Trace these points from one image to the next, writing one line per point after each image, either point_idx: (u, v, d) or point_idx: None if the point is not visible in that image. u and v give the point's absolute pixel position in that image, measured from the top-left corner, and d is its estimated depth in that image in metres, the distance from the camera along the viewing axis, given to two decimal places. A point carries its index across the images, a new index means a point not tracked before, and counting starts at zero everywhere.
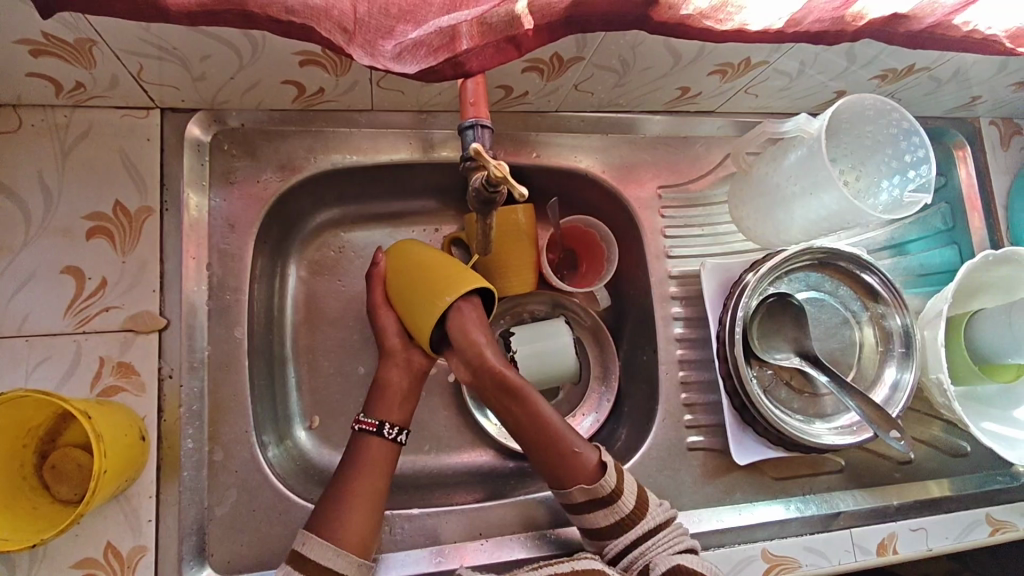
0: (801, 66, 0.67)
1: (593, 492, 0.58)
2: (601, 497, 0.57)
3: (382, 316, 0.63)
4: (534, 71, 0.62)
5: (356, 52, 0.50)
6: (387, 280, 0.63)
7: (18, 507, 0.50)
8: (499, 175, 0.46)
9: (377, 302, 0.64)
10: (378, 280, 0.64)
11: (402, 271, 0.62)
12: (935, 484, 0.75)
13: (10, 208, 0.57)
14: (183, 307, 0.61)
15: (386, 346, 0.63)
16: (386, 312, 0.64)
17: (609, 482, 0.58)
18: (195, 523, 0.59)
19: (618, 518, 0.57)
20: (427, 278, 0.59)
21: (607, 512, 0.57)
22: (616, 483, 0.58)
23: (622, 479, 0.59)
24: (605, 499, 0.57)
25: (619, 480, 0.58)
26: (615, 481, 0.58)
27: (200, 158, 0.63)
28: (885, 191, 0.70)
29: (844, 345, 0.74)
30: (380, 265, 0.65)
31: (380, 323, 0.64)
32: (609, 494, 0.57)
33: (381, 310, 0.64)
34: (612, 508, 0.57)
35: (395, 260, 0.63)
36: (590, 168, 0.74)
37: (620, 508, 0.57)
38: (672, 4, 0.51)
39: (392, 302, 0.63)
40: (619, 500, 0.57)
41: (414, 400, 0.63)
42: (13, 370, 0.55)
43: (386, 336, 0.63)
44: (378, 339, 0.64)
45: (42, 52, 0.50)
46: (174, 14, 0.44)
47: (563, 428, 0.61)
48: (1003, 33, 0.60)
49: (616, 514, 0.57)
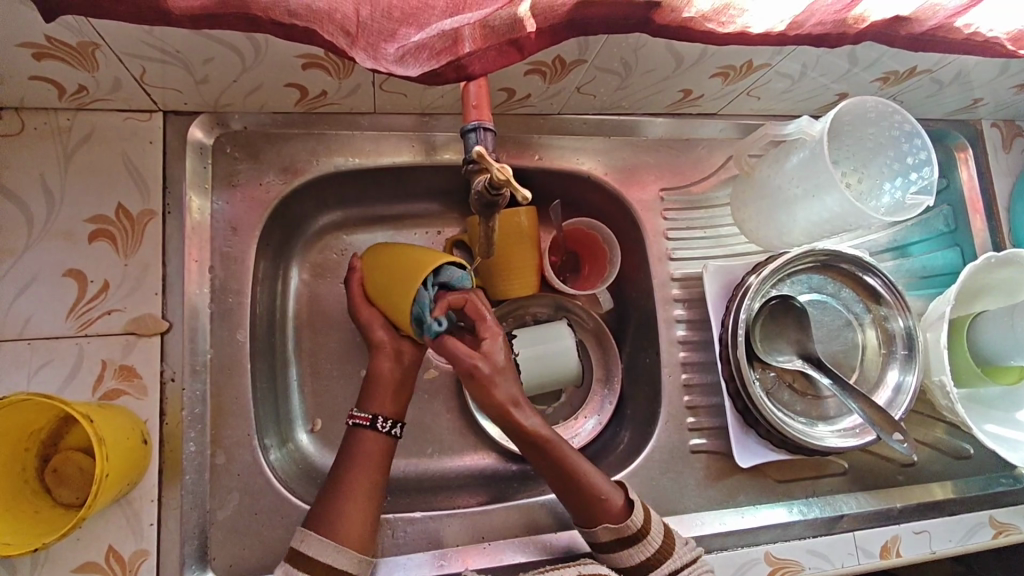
0: (802, 68, 0.67)
1: (620, 531, 0.57)
2: (627, 536, 0.57)
3: (365, 313, 0.63)
4: (536, 73, 0.62)
5: (358, 55, 0.50)
6: (368, 281, 0.63)
7: (19, 512, 0.50)
8: (502, 178, 0.47)
9: (359, 304, 0.64)
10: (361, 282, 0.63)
11: (386, 273, 0.60)
12: (939, 486, 0.75)
13: (12, 211, 0.57)
14: (185, 310, 0.61)
15: (375, 340, 0.63)
16: (369, 310, 0.63)
17: (636, 521, 0.57)
18: (197, 526, 0.59)
19: (645, 558, 0.57)
20: (402, 268, 0.58)
21: (635, 551, 0.57)
22: (644, 522, 0.58)
23: (649, 518, 0.58)
24: (630, 539, 0.57)
25: (646, 520, 0.58)
26: (642, 520, 0.57)
27: (202, 161, 0.63)
28: (887, 193, 0.70)
29: (846, 348, 0.74)
30: (358, 269, 0.64)
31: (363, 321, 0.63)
32: (637, 532, 0.57)
33: (362, 307, 0.64)
34: (640, 547, 0.57)
35: (373, 261, 0.62)
36: (591, 171, 0.74)
37: (648, 547, 0.57)
38: (675, 7, 0.51)
39: (373, 298, 0.63)
40: (646, 538, 0.57)
41: (408, 391, 0.63)
42: (14, 373, 0.55)
43: (373, 330, 0.63)
44: (365, 337, 0.64)
45: (44, 55, 0.50)
46: (177, 17, 0.44)
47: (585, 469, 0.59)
48: (1005, 36, 0.60)
49: (642, 554, 0.57)
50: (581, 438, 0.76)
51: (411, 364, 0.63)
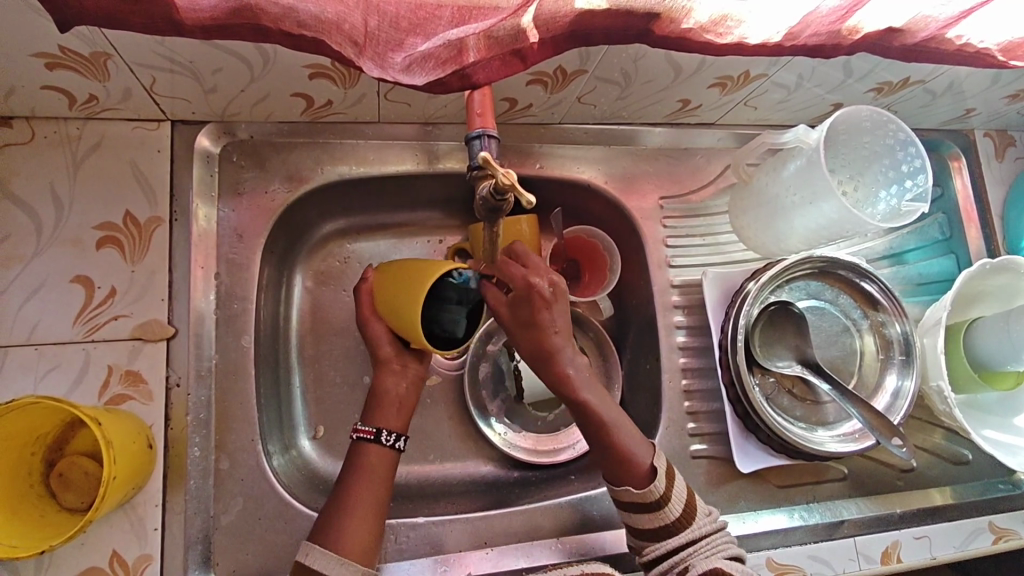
0: (798, 80, 0.68)
1: (643, 497, 0.57)
2: (649, 502, 0.57)
3: (372, 327, 0.61)
4: (538, 83, 0.63)
5: (365, 64, 0.51)
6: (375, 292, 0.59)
7: (26, 515, 0.50)
8: (507, 182, 0.47)
9: (367, 315, 0.60)
10: (366, 291, 0.60)
11: (389, 291, 0.56)
12: (937, 491, 0.75)
13: (21, 218, 0.58)
14: (191, 316, 0.61)
15: (380, 354, 0.62)
16: (377, 323, 0.61)
17: (658, 487, 0.57)
18: (200, 532, 0.59)
19: (665, 523, 0.57)
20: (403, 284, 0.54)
21: (654, 517, 0.57)
22: (666, 489, 0.57)
23: (672, 486, 0.58)
24: (651, 505, 0.57)
25: (668, 486, 0.57)
26: (664, 487, 0.57)
27: (209, 168, 0.64)
28: (883, 201, 0.71)
29: (845, 353, 0.75)
30: (369, 279, 0.60)
31: (370, 332, 0.61)
32: (658, 499, 0.57)
33: (369, 320, 0.61)
34: (659, 514, 0.57)
35: (385, 275, 0.58)
36: (592, 179, 0.75)
37: (666, 513, 0.57)
38: (674, 19, 0.52)
39: (380, 313, 0.59)
40: (667, 505, 0.57)
41: (413, 406, 0.63)
42: (23, 377, 0.56)
43: (379, 346, 0.61)
44: (369, 349, 0.62)
45: (58, 64, 0.51)
46: (188, 27, 0.45)
47: (621, 430, 0.59)
48: (996, 47, 0.61)
49: (662, 519, 0.57)
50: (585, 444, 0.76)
51: (415, 380, 0.63)
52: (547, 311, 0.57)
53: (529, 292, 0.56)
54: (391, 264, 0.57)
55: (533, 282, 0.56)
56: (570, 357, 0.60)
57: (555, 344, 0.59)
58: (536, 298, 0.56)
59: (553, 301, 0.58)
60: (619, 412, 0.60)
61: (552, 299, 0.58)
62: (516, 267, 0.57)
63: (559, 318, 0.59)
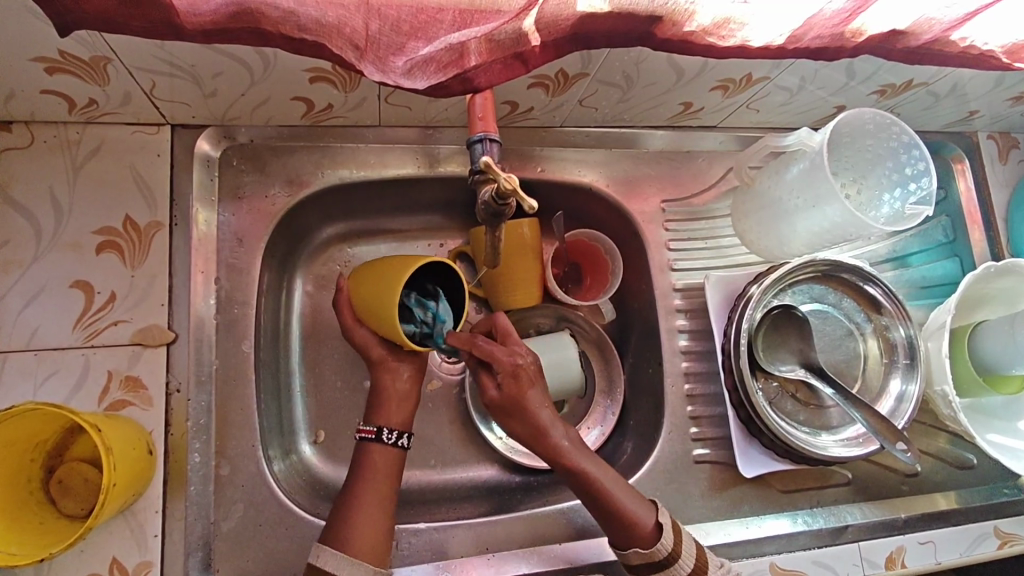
0: (801, 83, 0.68)
1: (650, 556, 0.56)
2: (657, 561, 0.56)
3: (358, 333, 0.61)
4: (540, 86, 0.63)
5: (366, 68, 0.50)
6: (353, 299, 0.60)
7: (25, 522, 0.50)
8: (509, 187, 0.46)
9: (351, 322, 0.61)
10: (344, 303, 0.61)
11: (374, 282, 0.56)
12: (942, 496, 0.74)
13: (21, 223, 0.58)
14: (191, 321, 0.61)
15: (373, 357, 0.62)
16: (362, 329, 0.61)
17: (666, 543, 0.56)
18: (201, 538, 0.58)
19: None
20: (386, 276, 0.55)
21: (665, 575, 0.57)
22: (673, 545, 0.57)
23: (680, 541, 0.57)
24: (661, 562, 0.56)
25: (676, 541, 0.57)
26: (672, 544, 0.56)
27: (209, 173, 0.64)
28: (886, 204, 0.70)
29: (848, 357, 0.74)
30: (345, 290, 0.61)
31: (358, 340, 0.61)
32: (666, 557, 0.56)
33: (354, 327, 0.61)
34: (669, 571, 0.56)
35: (361, 280, 0.59)
36: (594, 182, 0.74)
37: (677, 570, 0.56)
38: (676, 21, 0.51)
39: (362, 318, 0.60)
40: (676, 562, 0.56)
41: (414, 402, 0.62)
42: (22, 383, 0.55)
43: (369, 349, 0.61)
44: (361, 355, 0.62)
45: (57, 69, 0.51)
46: (188, 30, 0.45)
47: (620, 493, 0.58)
48: (1000, 49, 0.61)
49: None
50: None
51: (414, 378, 0.62)
52: (532, 390, 0.60)
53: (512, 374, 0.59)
54: (376, 264, 0.58)
55: (517, 363, 0.59)
56: (559, 430, 0.60)
57: (544, 420, 0.59)
58: (522, 377, 0.59)
59: (534, 380, 0.60)
60: (612, 473, 0.60)
61: (536, 376, 0.60)
62: (498, 349, 0.59)
63: (545, 396, 0.60)
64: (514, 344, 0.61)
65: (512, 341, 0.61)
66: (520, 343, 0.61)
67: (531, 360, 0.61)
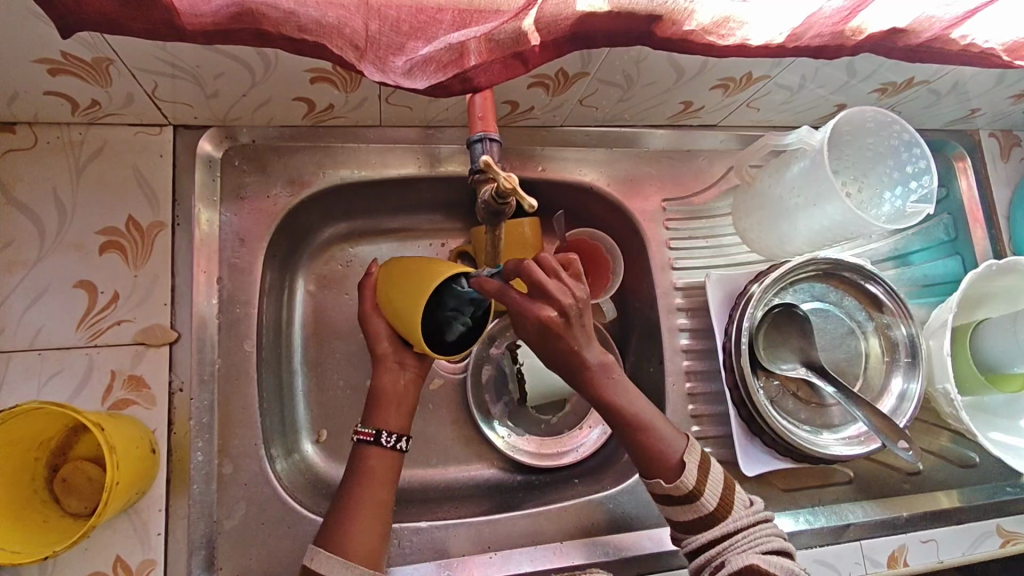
0: (802, 81, 0.68)
1: (672, 490, 0.56)
2: (681, 494, 0.56)
3: (373, 323, 0.62)
4: (540, 86, 0.63)
5: (366, 68, 0.51)
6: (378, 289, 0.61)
7: (29, 521, 0.50)
8: (508, 186, 0.46)
9: (369, 310, 0.62)
10: (368, 289, 0.62)
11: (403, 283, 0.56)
12: (945, 494, 0.74)
13: (25, 223, 0.58)
14: (194, 320, 0.61)
15: (378, 351, 0.62)
16: (378, 319, 0.62)
17: (690, 479, 0.56)
18: (204, 536, 0.59)
19: (700, 514, 0.56)
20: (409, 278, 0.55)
21: (688, 509, 0.56)
22: (697, 483, 0.56)
23: (706, 480, 0.56)
24: (684, 497, 0.56)
25: (700, 479, 0.56)
26: (695, 480, 0.56)
27: (211, 173, 0.64)
28: (887, 202, 0.70)
29: (851, 356, 0.74)
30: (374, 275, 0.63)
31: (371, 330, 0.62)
32: (690, 492, 0.56)
33: (371, 317, 0.62)
34: (693, 506, 0.56)
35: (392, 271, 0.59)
36: (594, 182, 0.75)
37: (700, 506, 0.56)
38: (675, 21, 0.51)
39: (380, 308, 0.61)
40: (700, 499, 0.56)
41: (413, 402, 0.62)
42: (27, 382, 0.56)
43: (377, 341, 0.61)
44: (369, 347, 0.63)
45: (59, 70, 0.51)
46: (190, 32, 0.45)
47: (646, 422, 0.59)
48: (1001, 46, 0.61)
49: (696, 512, 0.56)
50: (587, 447, 0.76)
51: (413, 377, 0.62)
52: (566, 336, 0.56)
53: (542, 326, 0.55)
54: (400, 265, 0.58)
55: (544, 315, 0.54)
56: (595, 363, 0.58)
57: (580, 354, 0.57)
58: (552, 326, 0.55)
59: (570, 327, 0.55)
60: (649, 405, 0.60)
61: (570, 322, 0.55)
62: (528, 302, 0.54)
63: (581, 331, 0.57)
64: (547, 289, 0.53)
65: (543, 287, 0.53)
66: (555, 288, 0.54)
67: (564, 309, 0.54)
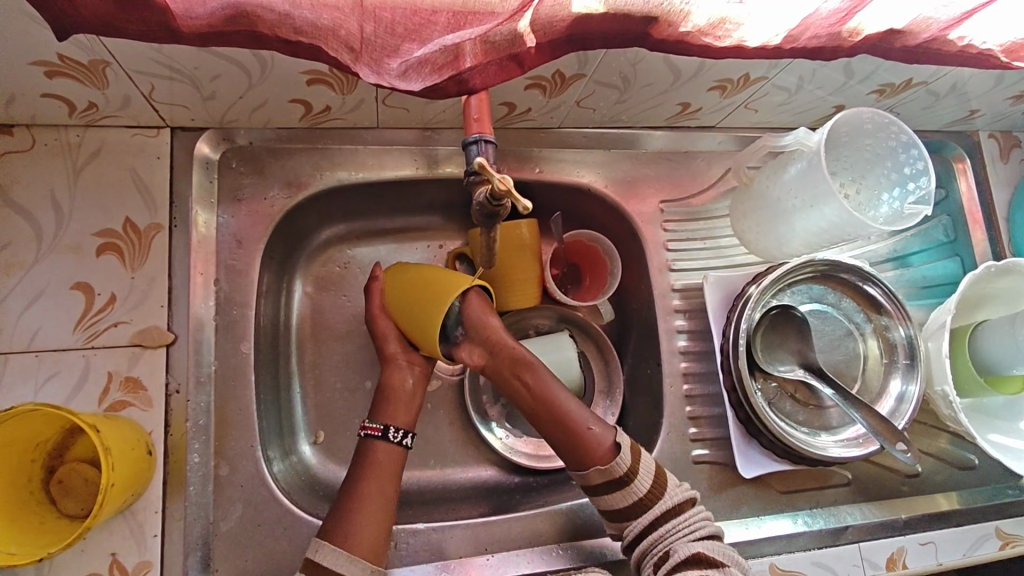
0: (799, 82, 0.68)
1: (609, 473, 0.57)
2: (617, 478, 0.57)
3: (380, 324, 0.63)
4: (537, 88, 0.63)
5: (362, 70, 0.51)
6: (384, 291, 0.63)
7: (25, 522, 0.50)
8: (502, 188, 0.47)
9: (376, 312, 0.64)
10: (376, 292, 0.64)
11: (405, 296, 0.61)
12: (944, 497, 0.74)
13: (22, 225, 0.58)
14: (191, 322, 0.61)
15: (386, 352, 0.63)
16: (385, 320, 0.63)
17: (625, 460, 0.58)
18: (200, 538, 0.59)
19: (637, 498, 0.57)
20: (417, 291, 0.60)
21: (624, 493, 0.57)
22: (632, 463, 0.58)
23: (638, 461, 0.58)
24: (619, 480, 0.57)
25: (634, 460, 0.58)
26: (629, 461, 0.57)
27: (208, 175, 0.64)
28: (885, 203, 0.70)
29: (848, 358, 0.74)
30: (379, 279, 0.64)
31: (379, 330, 0.64)
32: (625, 474, 0.57)
33: (379, 317, 0.64)
34: (628, 489, 0.57)
35: (396, 275, 0.63)
36: (592, 183, 0.75)
37: (635, 489, 0.57)
38: (671, 22, 0.51)
39: (389, 309, 0.63)
40: (634, 480, 0.57)
41: (419, 402, 0.63)
42: (23, 384, 0.56)
43: (385, 343, 0.63)
44: (377, 347, 0.64)
45: (56, 72, 0.51)
46: (185, 35, 0.45)
47: (577, 411, 0.61)
48: (999, 48, 0.61)
49: (634, 495, 0.57)
50: None
51: (422, 375, 0.64)
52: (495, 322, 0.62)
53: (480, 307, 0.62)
54: (401, 273, 0.62)
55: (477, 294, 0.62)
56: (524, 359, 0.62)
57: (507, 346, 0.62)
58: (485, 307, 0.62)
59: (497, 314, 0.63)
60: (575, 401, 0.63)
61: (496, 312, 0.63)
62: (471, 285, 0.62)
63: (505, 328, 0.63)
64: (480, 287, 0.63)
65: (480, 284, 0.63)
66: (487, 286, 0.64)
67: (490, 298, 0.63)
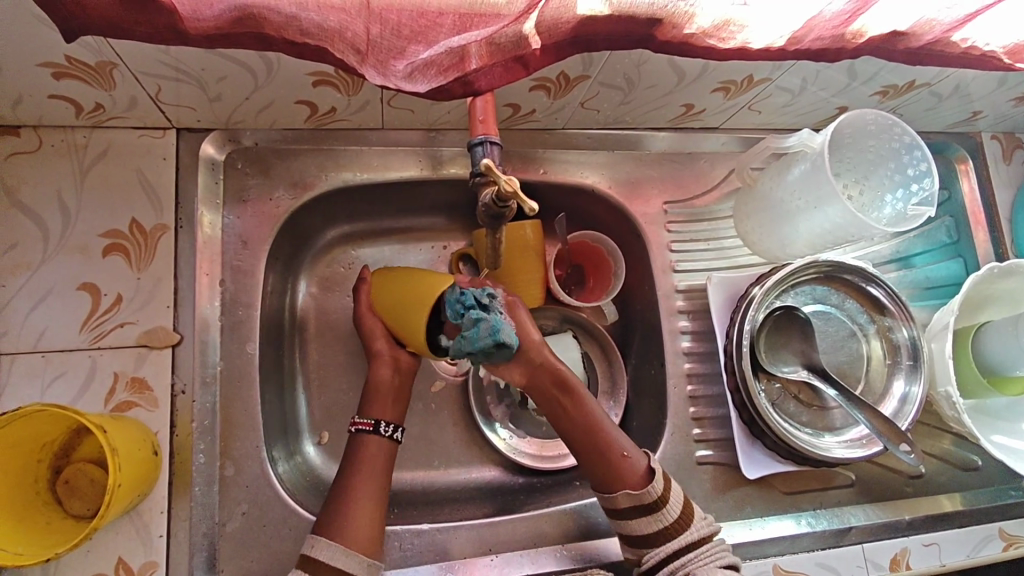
0: (803, 83, 0.68)
1: (639, 498, 0.59)
2: (646, 503, 0.58)
3: (368, 322, 0.63)
4: (541, 89, 0.63)
5: (367, 72, 0.51)
6: (371, 291, 0.63)
7: (32, 522, 0.50)
8: (508, 189, 0.47)
9: (363, 311, 0.64)
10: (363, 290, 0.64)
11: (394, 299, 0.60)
12: (947, 498, 0.74)
13: (28, 226, 0.58)
14: (197, 322, 0.61)
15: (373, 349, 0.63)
16: (373, 319, 0.63)
17: (657, 487, 0.59)
18: (206, 538, 0.59)
19: (663, 526, 0.58)
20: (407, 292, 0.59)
21: (653, 519, 0.58)
22: (663, 490, 0.59)
23: (669, 489, 0.59)
24: (649, 505, 0.58)
25: (666, 486, 0.59)
26: (661, 488, 0.59)
27: (214, 175, 0.64)
28: (888, 204, 0.70)
29: (852, 359, 0.74)
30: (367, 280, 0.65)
31: (366, 329, 0.64)
32: (655, 500, 0.58)
33: (366, 316, 0.64)
34: (656, 515, 0.58)
35: (383, 277, 0.62)
36: (596, 184, 0.75)
37: (663, 516, 0.58)
38: (675, 24, 0.51)
39: (376, 308, 0.63)
40: (664, 507, 0.58)
41: (405, 397, 0.63)
42: (30, 384, 0.56)
43: (372, 340, 0.63)
44: (365, 346, 0.64)
45: (64, 74, 0.51)
46: (193, 37, 0.46)
47: (613, 434, 0.63)
48: (1002, 50, 0.61)
49: (662, 521, 0.58)
50: None
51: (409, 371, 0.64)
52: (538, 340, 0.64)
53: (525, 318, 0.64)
54: (387, 274, 0.62)
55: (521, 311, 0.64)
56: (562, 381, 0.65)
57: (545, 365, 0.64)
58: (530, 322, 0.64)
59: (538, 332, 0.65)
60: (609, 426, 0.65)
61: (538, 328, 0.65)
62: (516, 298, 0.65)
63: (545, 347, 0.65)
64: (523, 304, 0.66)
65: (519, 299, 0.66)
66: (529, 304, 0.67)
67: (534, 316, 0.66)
